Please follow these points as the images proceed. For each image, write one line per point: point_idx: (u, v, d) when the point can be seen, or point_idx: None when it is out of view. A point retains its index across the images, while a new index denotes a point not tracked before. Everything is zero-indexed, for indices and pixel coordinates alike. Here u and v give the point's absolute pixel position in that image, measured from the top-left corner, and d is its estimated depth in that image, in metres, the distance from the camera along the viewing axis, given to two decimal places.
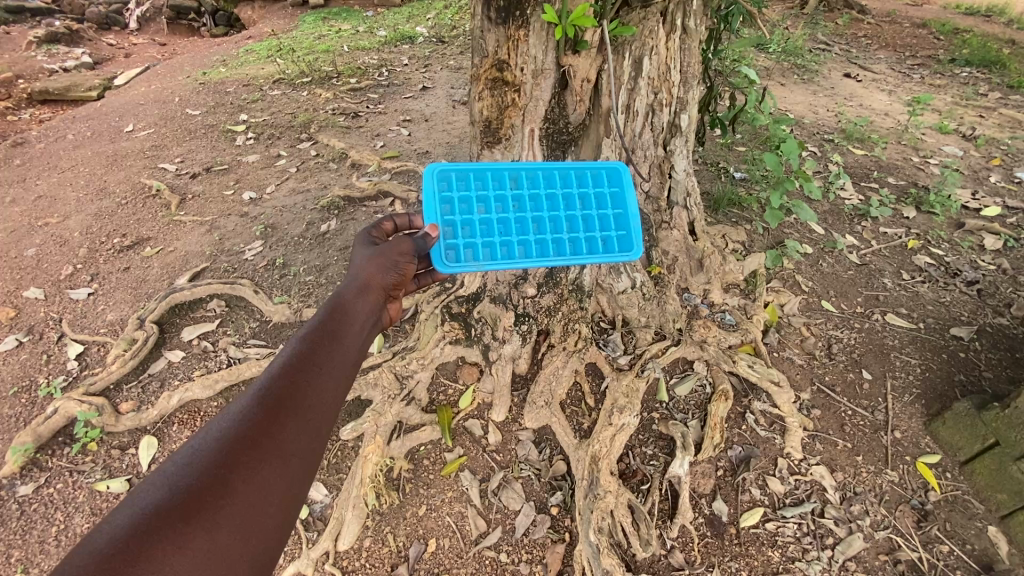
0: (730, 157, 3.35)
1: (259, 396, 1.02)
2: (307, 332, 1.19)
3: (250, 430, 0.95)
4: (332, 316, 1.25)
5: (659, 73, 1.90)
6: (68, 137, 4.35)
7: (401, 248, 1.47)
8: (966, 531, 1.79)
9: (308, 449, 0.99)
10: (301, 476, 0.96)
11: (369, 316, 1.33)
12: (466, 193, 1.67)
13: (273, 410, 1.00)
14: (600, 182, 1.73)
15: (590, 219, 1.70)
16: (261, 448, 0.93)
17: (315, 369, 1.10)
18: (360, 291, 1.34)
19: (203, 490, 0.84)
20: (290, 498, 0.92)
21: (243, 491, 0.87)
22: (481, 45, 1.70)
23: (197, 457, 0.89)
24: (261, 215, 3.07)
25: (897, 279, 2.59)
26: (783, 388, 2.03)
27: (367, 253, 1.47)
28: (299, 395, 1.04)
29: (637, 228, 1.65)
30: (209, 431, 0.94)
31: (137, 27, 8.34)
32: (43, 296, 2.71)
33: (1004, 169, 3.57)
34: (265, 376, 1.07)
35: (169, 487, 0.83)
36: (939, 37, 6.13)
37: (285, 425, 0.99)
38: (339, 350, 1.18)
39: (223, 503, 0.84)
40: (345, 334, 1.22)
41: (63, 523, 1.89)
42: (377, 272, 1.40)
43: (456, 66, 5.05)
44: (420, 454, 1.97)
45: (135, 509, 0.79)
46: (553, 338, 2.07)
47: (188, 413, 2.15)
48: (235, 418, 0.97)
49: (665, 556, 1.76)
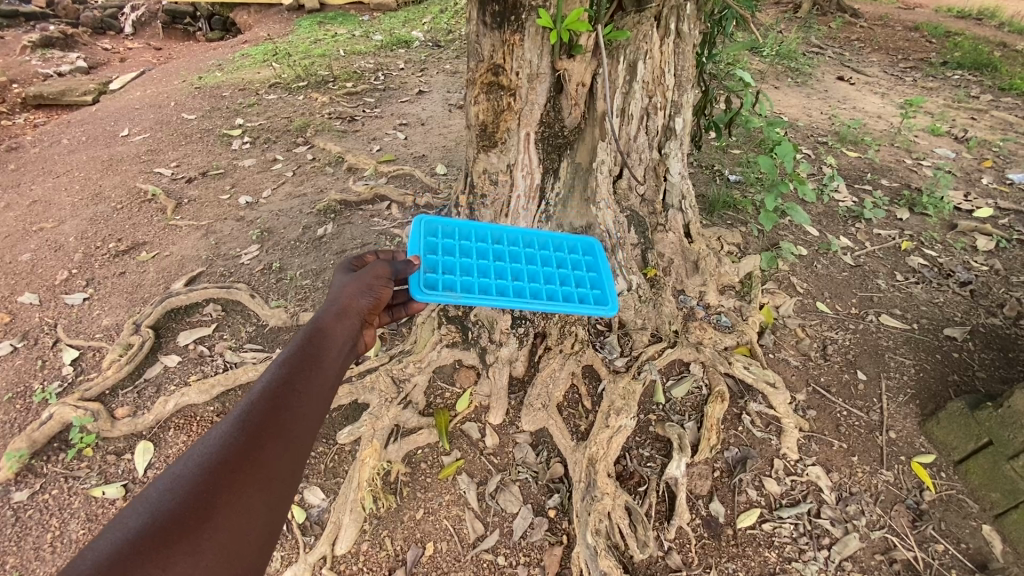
0: (725, 160, 3.38)
1: (240, 420, 1.02)
2: (287, 355, 1.19)
3: (231, 454, 0.95)
4: (312, 338, 1.25)
5: (653, 77, 1.92)
6: (63, 142, 4.34)
7: (380, 274, 1.47)
8: (960, 530, 1.80)
9: (289, 471, 0.99)
10: (282, 497, 0.96)
11: (349, 338, 1.33)
12: (451, 243, 1.80)
13: (254, 433, 1.00)
14: (576, 259, 1.85)
15: (565, 279, 1.77)
16: (244, 470, 0.94)
17: (296, 392, 1.10)
18: (339, 313, 1.35)
19: (184, 515, 0.84)
20: (272, 521, 0.92)
21: (224, 515, 0.87)
22: (477, 49, 1.72)
23: (179, 481, 0.89)
24: (258, 220, 3.07)
25: (891, 280, 2.61)
26: (778, 389, 2.05)
27: (346, 279, 1.48)
28: (280, 417, 1.04)
29: (611, 287, 1.73)
30: (191, 456, 0.94)
31: (132, 31, 8.34)
32: (38, 302, 2.70)
33: (996, 171, 3.60)
34: (246, 400, 1.07)
35: (152, 512, 0.83)
36: (932, 41, 6.17)
37: (267, 447, 0.99)
38: (319, 373, 1.18)
39: (205, 528, 0.84)
40: (325, 355, 1.23)
41: (58, 530, 1.88)
42: (357, 295, 1.40)
43: (453, 70, 5.08)
44: (417, 458, 1.98)
45: (118, 536, 0.79)
46: (550, 340, 2.08)
47: (184, 418, 2.14)
48: (215, 442, 0.97)
49: (662, 558, 1.76)
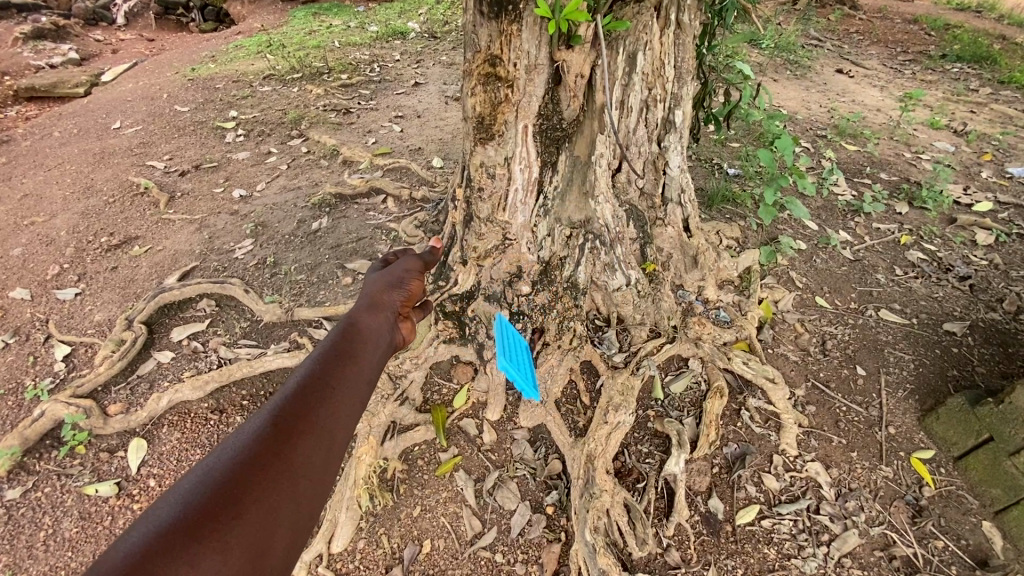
0: (724, 153, 3.35)
1: (273, 417, 1.00)
2: (320, 354, 1.18)
3: (263, 450, 0.93)
4: (345, 337, 1.25)
5: (653, 68, 1.89)
6: (54, 134, 4.28)
7: (410, 264, 1.60)
8: (960, 526, 1.79)
9: (320, 470, 0.96)
10: (312, 497, 0.92)
11: (385, 334, 1.33)
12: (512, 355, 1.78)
13: (286, 431, 0.98)
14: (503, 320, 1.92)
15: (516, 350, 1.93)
16: (276, 466, 0.91)
17: (328, 389, 1.08)
18: (371, 310, 1.36)
19: (218, 506, 0.82)
20: (299, 524, 0.88)
21: (255, 512, 0.84)
22: (474, 40, 1.69)
23: (212, 475, 0.87)
24: (252, 213, 3.03)
25: (890, 274, 2.60)
26: (777, 385, 2.02)
27: (379, 278, 1.52)
28: (314, 413, 1.03)
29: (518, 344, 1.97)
30: (224, 450, 0.92)
31: (124, 22, 8.22)
32: (30, 297, 2.66)
33: (995, 165, 3.59)
34: (278, 397, 1.05)
35: (184, 504, 0.81)
36: (930, 33, 6.13)
37: (299, 444, 0.96)
38: (353, 371, 1.16)
39: (236, 523, 0.81)
40: (361, 353, 1.22)
41: (51, 528, 1.85)
42: (390, 290, 1.46)
43: (449, 62, 5.03)
44: (414, 455, 1.96)
45: (149, 526, 0.76)
46: (548, 336, 2.02)
47: (178, 415, 2.12)
48: (248, 437, 0.95)
49: (662, 555, 1.75)
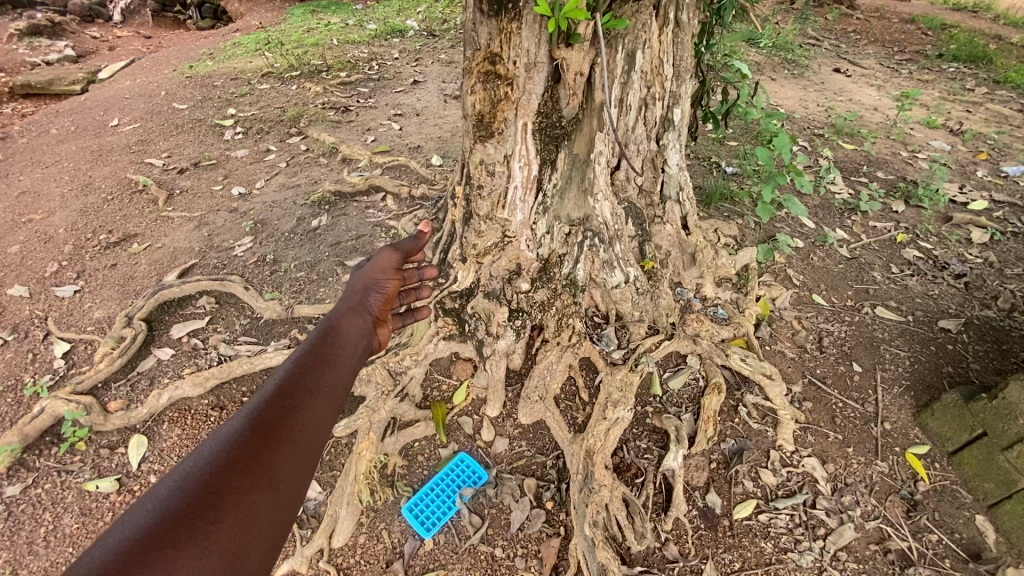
0: (722, 152, 3.38)
1: (250, 421, 1.01)
2: (297, 358, 1.19)
3: (241, 454, 0.93)
4: (322, 342, 1.26)
5: (652, 66, 1.89)
6: (51, 132, 4.27)
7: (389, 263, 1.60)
8: (954, 519, 1.80)
9: (298, 474, 0.97)
10: (290, 500, 0.93)
11: (361, 338, 1.37)
12: (427, 494, 1.88)
13: (264, 435, 0.98)
14: (461, 455, 1.97)
15: (462, 482, 1.91)
16: (254, 469, 0.92)
17: (306, 393, 1.10)
18: (349, 315, 1.39)
19: (194, 511, 0.81)
20: (277, 526, 0.89)
21: (232, 515, 0.84)
22: (474, 37, 1.69)
23: (188, 480, 0.86)
24: (251, 211, 3.04)
25: (886, 272, 2.62)
26: (774, 381, 2.05)
27: (357, 277, 1.53)
28: (289, 418, 1.04)
29: (478, 471, 1.92)
30: (200, 455, 0.92)
31: (120, 19, 8.16)
32: (29, 295, 2.66)
33: (991, 163, 3.61)
34: (255, 402, 1.06)
35: (160, 509, 0.80)
36: (927, 33, 6.16)
37: (277, 449, 0.97)
38: (330, 375, 1.18)
39: (213, 528, 0.81)
40: (337, 359, 1.23)
41: (52, 524, 1.86)
42: (367, 291, 1.49)
43: (448, 60, 5.04)
44: (414, 450, 2.00)
45: (126, 532, 0.76)
46: (547, 332, 2.05)
47: (179, 411, 2.13)
48: (224, 441, 0.95)
49: (660, 549, 1.77)
